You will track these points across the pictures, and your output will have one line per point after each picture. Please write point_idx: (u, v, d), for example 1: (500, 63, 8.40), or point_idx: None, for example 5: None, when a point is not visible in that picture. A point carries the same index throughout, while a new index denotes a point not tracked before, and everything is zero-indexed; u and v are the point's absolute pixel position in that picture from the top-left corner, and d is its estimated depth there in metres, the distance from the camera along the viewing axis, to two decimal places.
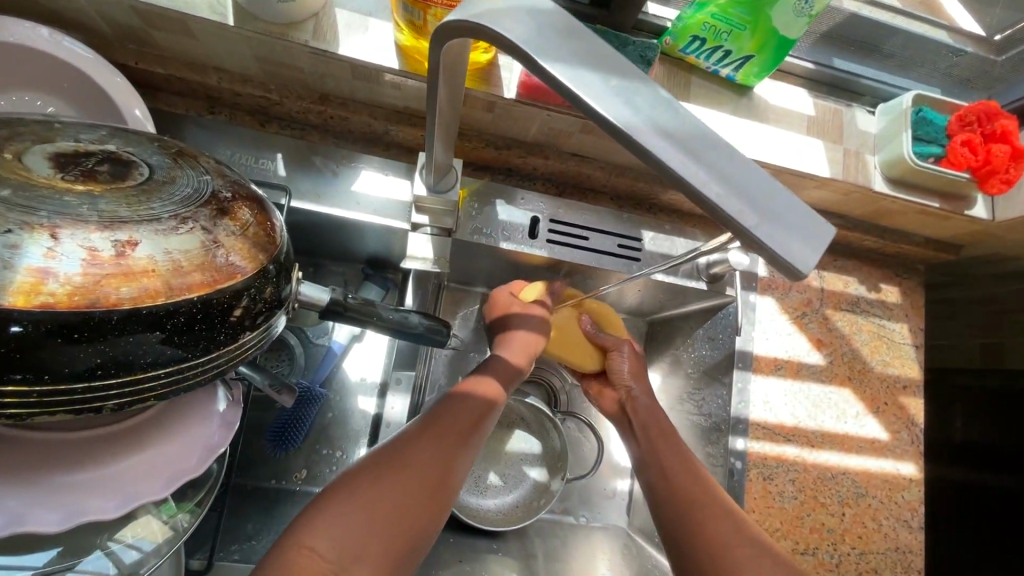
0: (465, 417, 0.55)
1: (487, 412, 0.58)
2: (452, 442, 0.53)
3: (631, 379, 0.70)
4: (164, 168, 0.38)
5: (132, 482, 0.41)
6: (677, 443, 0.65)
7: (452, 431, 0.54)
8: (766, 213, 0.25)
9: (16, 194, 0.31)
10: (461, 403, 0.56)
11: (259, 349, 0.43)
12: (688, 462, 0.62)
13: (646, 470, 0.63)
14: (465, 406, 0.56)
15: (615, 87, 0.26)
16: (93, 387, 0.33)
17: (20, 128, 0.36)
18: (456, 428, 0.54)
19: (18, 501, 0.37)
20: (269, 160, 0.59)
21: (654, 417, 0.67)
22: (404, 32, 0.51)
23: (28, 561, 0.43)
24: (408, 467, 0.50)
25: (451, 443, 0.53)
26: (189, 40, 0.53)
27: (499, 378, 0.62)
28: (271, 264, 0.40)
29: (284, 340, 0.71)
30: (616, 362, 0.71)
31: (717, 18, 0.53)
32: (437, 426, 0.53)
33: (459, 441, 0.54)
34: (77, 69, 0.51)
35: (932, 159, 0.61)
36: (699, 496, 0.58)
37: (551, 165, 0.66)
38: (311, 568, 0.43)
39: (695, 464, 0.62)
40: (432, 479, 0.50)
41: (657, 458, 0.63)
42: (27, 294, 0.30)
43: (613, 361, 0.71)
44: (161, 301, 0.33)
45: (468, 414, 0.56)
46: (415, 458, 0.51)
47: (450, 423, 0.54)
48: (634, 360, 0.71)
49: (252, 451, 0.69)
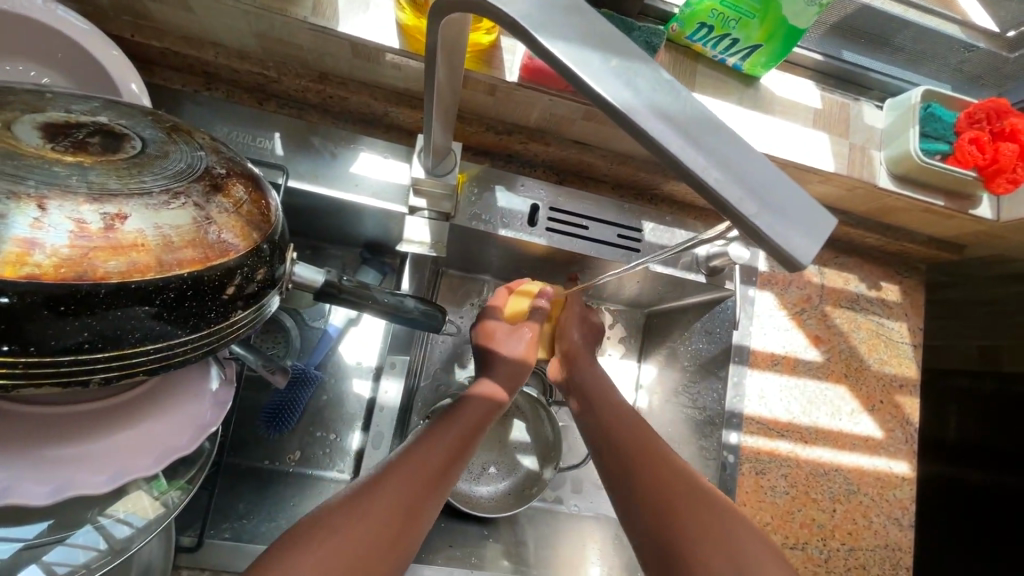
0: (440, 452, 0.56)
1: (463, 447, 0.58)
2: (425, 477, 0.53)
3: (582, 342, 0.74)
4: (157, 143, 0.37)
5: (122, 458, 0.41)
6: (643, 435, 0.62)
7: (425, 466, 0.53)
8: (768, 203, 0.25)
9: (3, 163, 0.30)
10: (431, 446, 0.56)
11: (252, 329, 0.43)
12: (653, 458, 0.59)
13: (605, 457, 0.62)
14: (441, 438, 0.57)
15: (615, 67, 0.25)
16: (79, 361, 0.32)
17: (9, 97, 0.35)
18: (430, 463, 0.54)
19: (5, 473, 0.36)
20: (266, 139, 0.59)
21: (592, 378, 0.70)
22: (405, 10, 0.50)
23: (16, 533, 0.43)
24: (378, 503, 0.49)
25: (424, 478, 0.53)
26: (186, 14, 0.52)
27: (504, 377, 0.68)
28: (265, 243, 0.39)
29: (280, 322, 0.71)
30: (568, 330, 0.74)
31: (726, 5, 0.51)
32: (410, 461, 0.53)
33: (434, 476, 0.53)
34: (72, 40, 0.50)
35: (938, 156, 0.60)
36: (669, 496, 0.55)
37: (551, 152, 0.65)
38: None
39: (666, 457, 0.59)
40: (404, 514, 0.49)
41: (624, 456, 0.60)
42: (13, 265, 0.29)
43: (565, 328, 0.74)
44: (151, 276, 0.33)
45: (444, 449, 0.56)
46: (387, 493, 0.50)
47: (422, 458, 0.54)
48: (582, 325, 0.74)
49: (246, 432, 0.69)
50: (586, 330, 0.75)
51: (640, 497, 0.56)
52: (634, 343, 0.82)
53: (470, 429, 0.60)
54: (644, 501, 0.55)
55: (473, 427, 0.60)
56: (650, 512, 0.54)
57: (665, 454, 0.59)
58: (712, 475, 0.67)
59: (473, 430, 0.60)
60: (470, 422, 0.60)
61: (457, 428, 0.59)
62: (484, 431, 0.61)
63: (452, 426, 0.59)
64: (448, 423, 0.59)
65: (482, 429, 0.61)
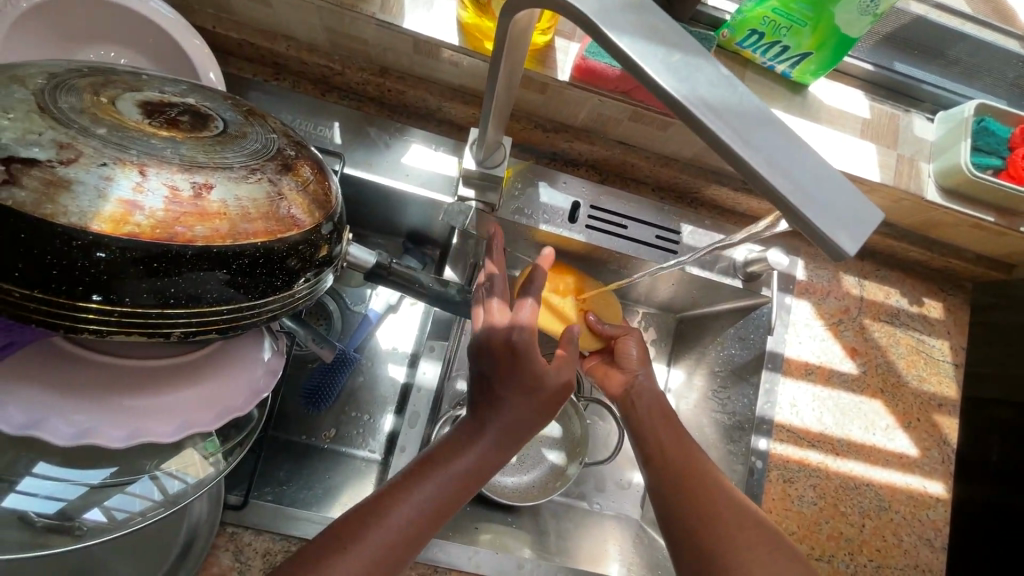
0: (420, 513, 0.46)
1: (450, 505, 0.48)
2: (395, 546, 0.45)
3: (639, 365, 0.71)
4: (237, 124, 0.41)
5: (184, 412, 0.44)
6: (689, 449, 0.62)
7: (401, 534, 0.45)
8: (815, 196, 0.26)
9: (110, 134, 0.34)
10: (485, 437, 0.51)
11: (308, 301, 0.46)
12: (700, 476, 0.59)
13: (650, 461, 0.63)
14: (491, 434, 0.51)
15: (675, 62, 0.27)
16: (162, 315, 0.35)
17: (113, 77, 0.39)
18: (451, 484, 0.48)
19: (86, 416, 0.40)
20: (326, 128, 0.62)
21: (656, 404, 0.68)
22: (467, 9, 0.53)
23: (87, 476, 0.46)
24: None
25: (451, 488, 0.48)
26: (263, 7, 0.56)
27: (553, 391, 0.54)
28: (326, 221, 0.42)
29: (324, 305, 0.75)
30: (626, 346, 0.72)
31: (778, 13, 0.52)
32: (429, 482, 0.47)
33: (462, 487, 0.49)
34: (160, 28, 0.55)
35: (990, 170, 0.60)
36: (712, 507, 0.56)
37: (596, 151, 0.67)
38: None
39: (690, 451, 0.62)
40: (422, 526, 0.46)
41: (658, 460, 0.62)
42: (115, 223, 0.32)
43: (623, 346, 0.72)
44: (229, 243, 0.35)
45: (425, 510, 0.47)
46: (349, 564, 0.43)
47: (399, 522, 0.45)
48: (643, 345, 0.73)
49: (287, 408, 0.73)
50: (644, 352, 0.72)
51: (678, 504, 0.57)
52: (665, 347, 0.82)
53: (526, 420, 0.52)
54: (684, 508, 0.57)
55: (528, 423, 0.53)
56: (668, 497, 0.58)
57: (707, 468, 0.60)
58: (739, 479, 0.67)
59: (529, 422, 0.53)
60: (466, 474, 0.49)
61: (509, 426, 0.52)
62: (528, 434, 0.53)
63: (444, 475, 0.48)
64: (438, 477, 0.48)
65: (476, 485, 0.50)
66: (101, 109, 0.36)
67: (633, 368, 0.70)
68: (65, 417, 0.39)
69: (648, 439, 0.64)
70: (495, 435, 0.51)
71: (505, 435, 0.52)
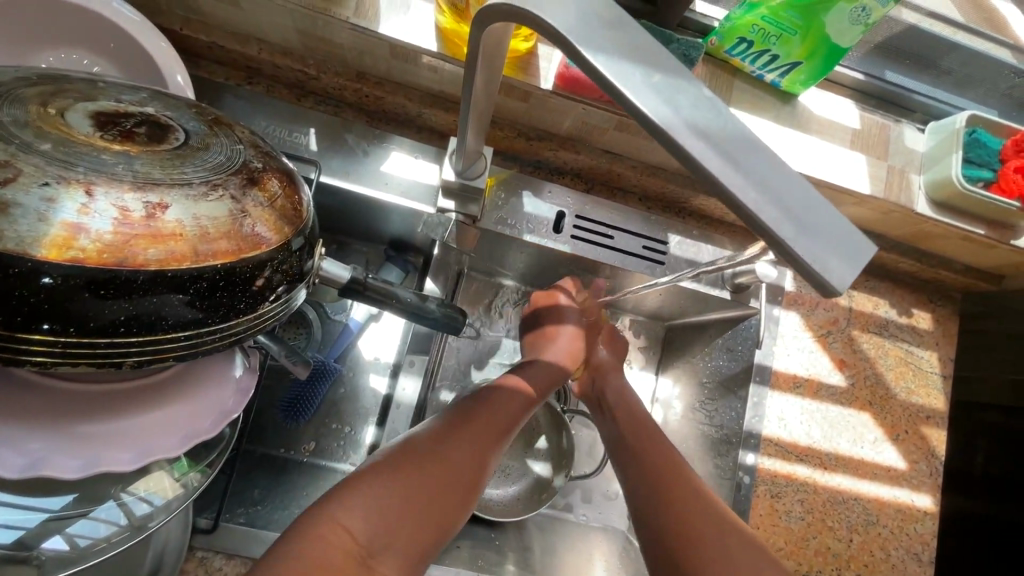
0: (461, 464, 0.52)
1: (482, 459, 0.54)
2: (438, 493, 0.50)
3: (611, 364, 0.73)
4: (199, 135, 0.38)
5: (146, 439, 0.42)
6: (674, 457, 0.61)
7: (448, 477, 0.51)
8: (804, 225, 0.25)
9: (56, 149, 0.32)
10: (501, 400, 0.60)
11: (279, 321, 0.44)
12: (684, 483, 0.57)
13: (626, 466, 0.61)
14: (505, 404, 0.59)
15: (657, 83, 0.25)
16: (113, 343, 0.33)
17: (65, 85, 0.37)
18: (481, 438, 0.55)
19: (39, 445, 0.38)
20: (301, 135, 0.60)
21: (622, 397, 0.70)
22: (444, 14, 0.51)
23: (44, 503, 0.44)
24: (396, 497, 0.47)
25: (481, 440, 0.55)
26: (233, 10, 0.54)
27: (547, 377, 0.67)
28: (296, 237, 0.40)
29: (303, 315, 0.73)
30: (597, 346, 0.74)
31: (767, 21, 0.51)
32: (465, 438, 0.54)
33: (490, 440, 0.56)
34: (124, 30, 0.52)
35: (981, 183, 0.59)
36: (691, 514, 0.54)
37: (581, 160, 0.65)
38: (343, 544, 0.43)
39: (670, 453, 0.61)
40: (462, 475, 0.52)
41: (637, 459, 0.61)
42: (58, 248, 0.30)
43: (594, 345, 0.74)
44: (186, 266, 0.33)
45: (462, 458, 0.53)
46: (405, 493, 0.48)
47: (441, 469, 0.51)
48: (610, 343, 0.75)
49: (264, 421, 0.70)
50: (613, 349, 0.75)
51: (653, 508, 0.56)
52: (653, 356, 0.81)
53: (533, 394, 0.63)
54: (660, 515, 0.55)
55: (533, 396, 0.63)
56: (643, 495, 0.57)
57: (688, 475, 0.58)
58: (726, 495, 0.66)
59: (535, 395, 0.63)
60: (492, 432, 0.56)
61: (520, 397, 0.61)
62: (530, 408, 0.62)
63: (473, 432, 0.55)
64: (500, 398, 0.60)
65: (523, 414, 0.61)
66: (48, 121, 0.33)
67: (607, 371, 0.73)
68: (15, 446, 0.37)
69: (635, 446, 0.62)
70: (509, 402, 0.60)
71: (519, 403, 0.61)
